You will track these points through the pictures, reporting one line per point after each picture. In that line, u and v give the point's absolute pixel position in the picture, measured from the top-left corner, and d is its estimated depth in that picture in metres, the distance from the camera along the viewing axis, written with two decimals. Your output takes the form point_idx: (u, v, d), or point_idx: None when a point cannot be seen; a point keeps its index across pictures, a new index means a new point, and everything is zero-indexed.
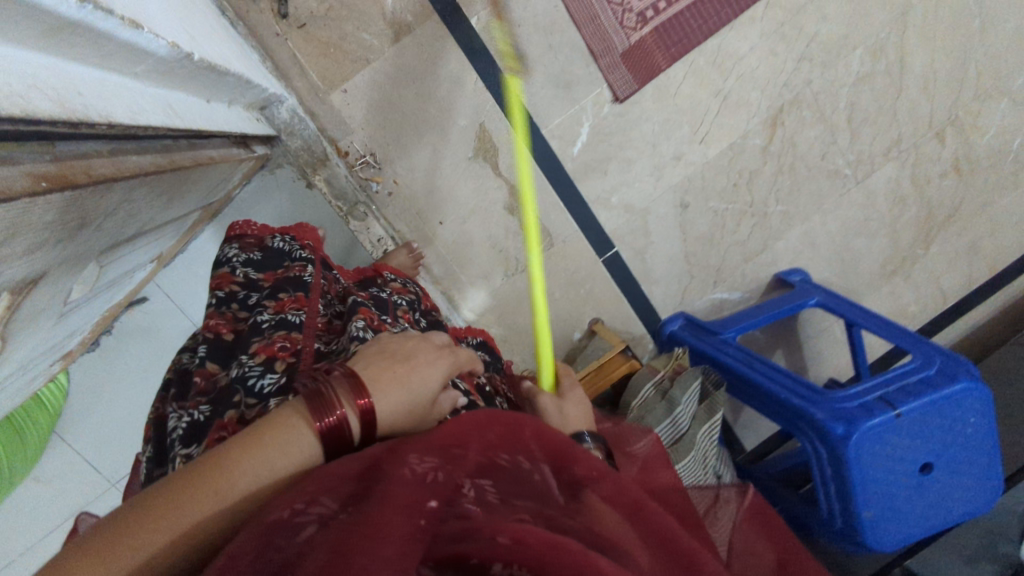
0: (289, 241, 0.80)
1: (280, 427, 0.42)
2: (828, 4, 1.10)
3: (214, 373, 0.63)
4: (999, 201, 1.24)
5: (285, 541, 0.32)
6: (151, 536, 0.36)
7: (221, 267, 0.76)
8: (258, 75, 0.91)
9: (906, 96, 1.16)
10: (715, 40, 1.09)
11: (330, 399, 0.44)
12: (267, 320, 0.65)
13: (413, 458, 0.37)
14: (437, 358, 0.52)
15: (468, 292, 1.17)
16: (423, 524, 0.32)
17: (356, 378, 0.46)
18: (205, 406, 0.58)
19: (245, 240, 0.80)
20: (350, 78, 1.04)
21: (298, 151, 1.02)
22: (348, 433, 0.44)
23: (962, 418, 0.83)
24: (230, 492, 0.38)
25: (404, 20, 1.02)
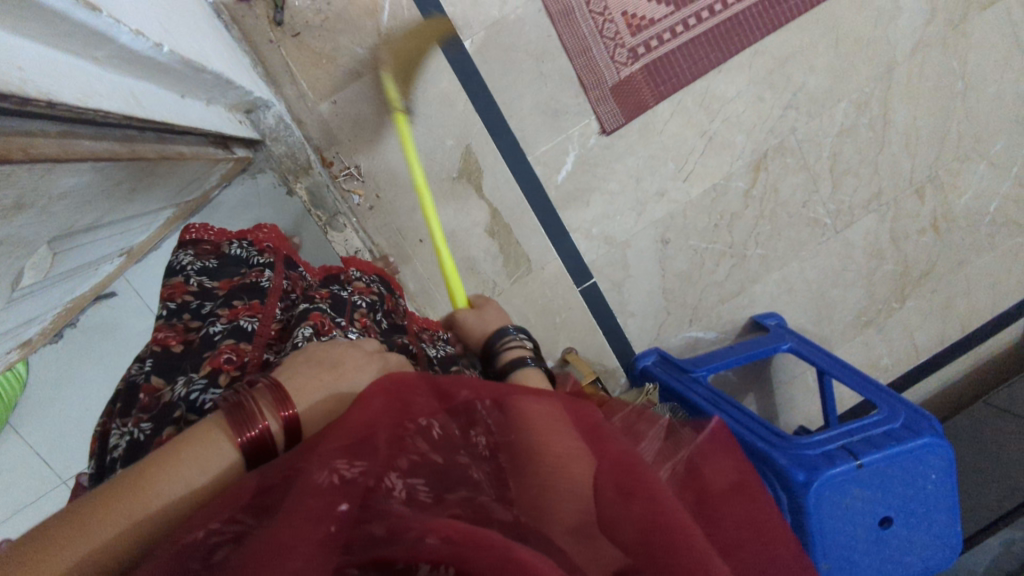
0: (248, 246, 0.77)
1: (197, 442, 0.39)
2: (815, 56, 1.12)
3: (160, 387, 0.58)
4: (974, 262, 1.26)
5: (197, 563, 0.29)
6: (49, 566, 0.32)
7: (174, 276, 0.72)
8: (241, 77, 0.91)
9: (888, 151, 1.18)
10: (704, 81, 1.11)
11: (251, 410, 0.41)
12: (218, 329, 0.62)
13: (334, 461, 0.33)
14: (368, 361, 0.49)
15: (443, 312, 1.16)
16: (333, 531, 0.29)
17: (283, 387, 0.43)
18: (146, 424, 0.54)
19: (200, 246, 0.76)
20: (339, 90, 1.05)
21: (282, 158, 1.00)
22: (272, 444, 0.40)
23: (922, 474, 0.83)
24: (141, 514, 0.35)
25: (398, 38, 1.04)
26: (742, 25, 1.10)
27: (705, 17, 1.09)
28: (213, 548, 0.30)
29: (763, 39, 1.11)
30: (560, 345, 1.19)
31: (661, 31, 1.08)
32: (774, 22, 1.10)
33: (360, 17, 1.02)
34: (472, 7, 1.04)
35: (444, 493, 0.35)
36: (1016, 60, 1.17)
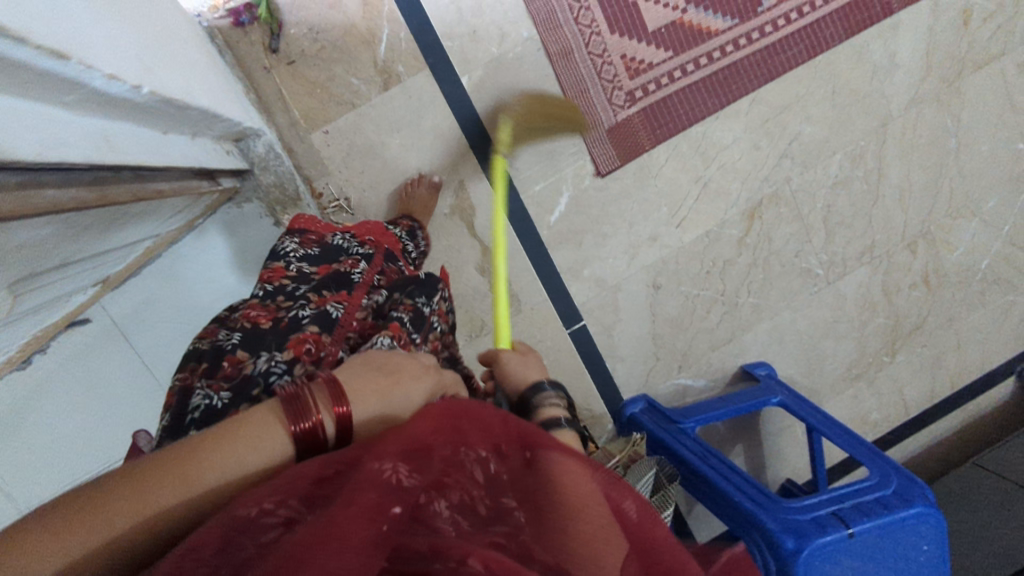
0: (347, 239, 0.81)
1: (249, 425, 0.40)
2: (811, 107, 1.13)
3: (238, 359, 0.60)
4: (964, 319, 1.25)
5: (246, 541, 0.30)
6: (107, 526, 0.33)
7: (277, 260, 0.74)
8: (234, 109, 0.88)
9: (881, 204, 1.18)
10: (700, 127, 1.11)
11: (309, 403, 0.42)
12: (307, 314, 0.65)
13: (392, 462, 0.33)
14: (425, 375, 0.51)
15: None
16: (386, 531, 0.29)
17: (341, 382, 0.44)
18: (225, 393, 0.57)
19: (306, 236, 0.79)
20: (332, 119, 1.03)
21: (270, 187, 0.98)
22: (325, 438, 0.41)
23: (914, 545, 0.81)
24: (195, 489, 0.36)
25: (395, 70, 1.03)
26: (739, 74, 1.10)
27: (703, 64, 1.09)
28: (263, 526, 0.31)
29: (759, 88, 1.11)
30: None
31: (659, 76, 1.08)
32: (771, 72, 1.10)
33: (357, 48, 1.01)
34: (470, 43, 1.03)
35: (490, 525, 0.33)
36: (1005, 120, 1.18)
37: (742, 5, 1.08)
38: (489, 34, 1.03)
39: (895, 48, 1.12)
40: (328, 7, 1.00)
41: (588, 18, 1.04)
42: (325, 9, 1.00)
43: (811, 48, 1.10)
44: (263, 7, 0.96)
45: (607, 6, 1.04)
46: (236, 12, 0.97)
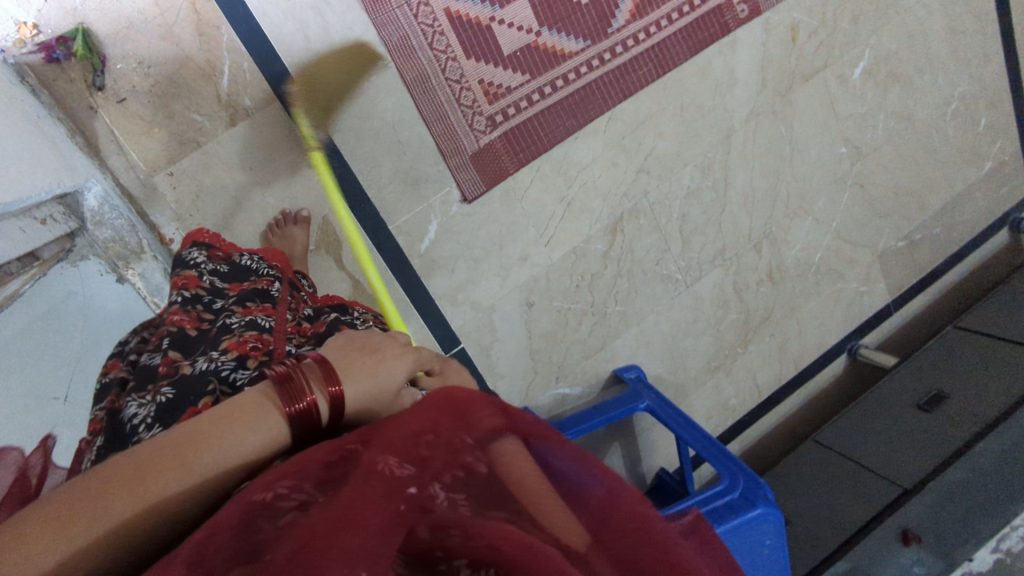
0: (256, 260, 0.85)
1: (249, 408, 0.44)
2: (662, 123, 1.18)
3: (176, 359, 0.64)
4: (804, 307, 1.38)
5: (266, 521, 0.35)
6: (115, 506, 0.37)
7: (187, 269, 0.79)
8: (41, 172, 0.79)
9: (729, 211, 1.26)
10: (560, 149, 1.13)
11: (300, 385, 0.46)
12: (237, 321, 0.68)
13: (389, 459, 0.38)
14: (403, 352, 0.53)
15: None
16: (401, 510, 0.34)
17: (332, 366, 0.48)
18: (169, 389, 0.60)
19: (213, 251, 0.84)
20: (176, 160, 0.95)
21: (107, 243, 0.90)
22: (316, 415, 0.46)
23: (759, 541, 0.91)
24: (191, 471, 0.40)
25: (241, 104, 0.96)
26: (594, 94, 1.12)
27: (559, 86, 1.10)
28: (280, 511, 0.35)
29: (614, 108, 1.14)
30: None
31: (517, 99, 1.08)
32: (624, 91, 1.14)
33: (197, 82, 0.94)
34: (322, 72, 0.98)
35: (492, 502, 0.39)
36: (829, 128, 1.29)
37: (593, 27, 1.09)
38: (341, 62, 0.99)
39: (734, 63, 1.20)
40: (159, 38, 0.91)
41: (442, 43, 1.02)
42: (155, 40, 0.91)
43: (659, 68, 1.15)
44: (81, 43, 0.86)
45: (461, 31, 1.02)
46: (48, 47, 0.86)
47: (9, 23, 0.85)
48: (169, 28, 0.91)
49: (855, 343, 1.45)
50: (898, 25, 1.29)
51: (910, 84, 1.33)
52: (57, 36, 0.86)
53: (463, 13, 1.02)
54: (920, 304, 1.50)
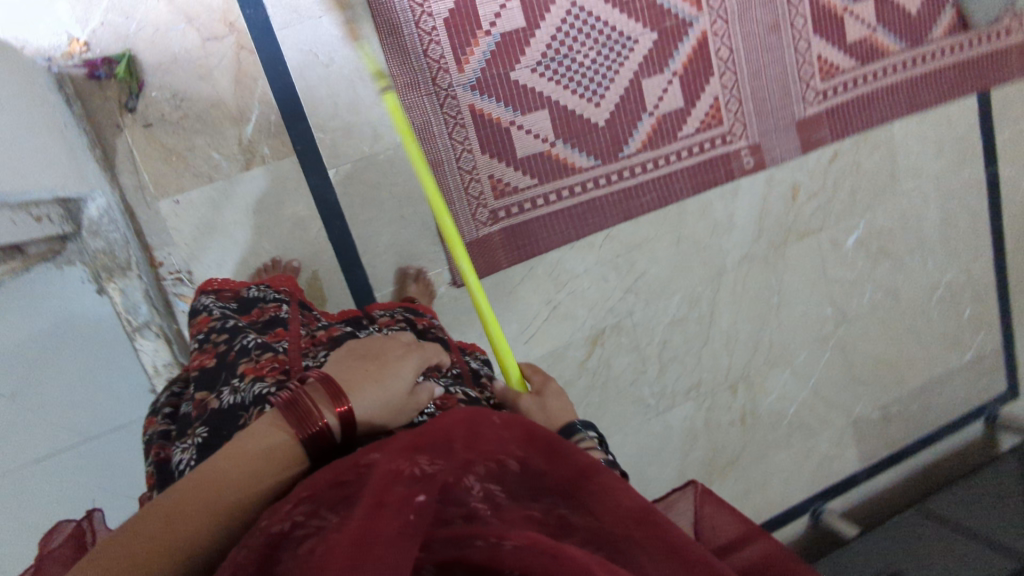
0: (263, 288, 0.86)
1: (261, 437, 0.48)
2: (657, 249, 1.22)
3: (203, 400, 0.65)
4: (772, 458, 1.36)
5: (287, 550, 0.40)
6: (149, 543, 0.41)
7: (199, 313, 0.80)
8: (48, 173, 0.81)
9: (709, 346, 1.27)
10: (556, 254, 1.16)
11: (307, 409, 0.49)
12: (252, 342, 0.69)
13: (419, 460, 0.45)
14: (407, 352, 0.59)
15: None
16: (412, 518, 0.40)
17: (339, 385, 0.52)
18: (200, 429, 0.61)
19: (222, 292, 0.85)
20: (184, 190, 0.98)
21: (98, 253, 0.92)
22: (328, 432, 0.50)
23: None
24: (215, 501, 0.44)
25: (259, 151, 1.00)
26: (596, 210, 1.17)
27: (565, 196, 1.15)
28: (299, 538, 0.40)
29: (613, 226, 1.19)
30: None
31: (523, 200, 1.12)
32: (625, 213, 1.19)
33: (223, 124, 0.98)
34: (343, 138, 1.03)
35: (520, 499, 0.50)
36: (818, 287, 1.34)
37: (605, 148, 1.16)
38: (362, 134, 1.04)
39: (734, 208, 1.26)
40: (198, 77, 0.96)
41: (461, 134, 1.08)
42: (194, 79, 0.96)
43: (661, 197, 1.21)
44: (124, 67, 0.91)
45: (481, 127, 1.08)
46: (92, 64, 0.91)
47: (63, 36, 0.90)
48: (210, 70, 0.96)
49: (820, 506, 1.42)
50: (892, 205, 1.37)
51: (899, 262, 1.39)
52: (104, 57, 0.91)
53: (485, 111, 1.08)
54: (890, 480, 1.48)
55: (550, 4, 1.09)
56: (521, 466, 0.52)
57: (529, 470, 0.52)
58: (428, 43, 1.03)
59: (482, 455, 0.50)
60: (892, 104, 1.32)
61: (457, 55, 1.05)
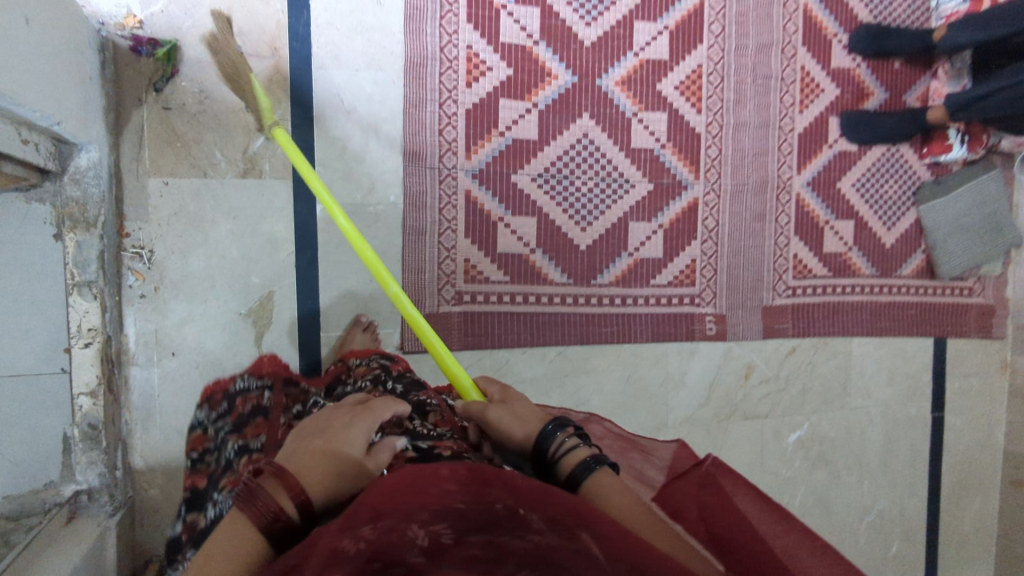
0: (247, 380, 1.03)
1: (223, 546, 0.49)
2: (604, 381, 1.24)
3: (193, 520, 0.73)
4: None
5: None
6: None
7: (198, 432, 0.97)
8: (54, 106, 0.83)
9: None
10: (507, 352, 1.18)
11: (262, 499, 0.51)
12: (234, 449, 0.79)
13: (351, 535, 0.49)
14: (360, 418, 0.61)
15: (155, 435, 1.01)
16: None
17: (290, 471, 0.53)
18: (189, 549, 0.68)
19: (215, 400, 1.01)
20: (176, 174, 1.01)
21: (70, 201, 0.92)
22: (286, 515, 0.51)
23: None
24: None
25: (258, 164, 1.05)
26: (556, 325, 1.19)
27: (530, 301, 1.18)
28: None
29: (566, 344, 1.20)
30: None
31: (490, 292, 1.16)
32: (584, 337, 1.21)
33: (235, 129, 1.04)
34: (341, 179, 1.10)
35: (466, 534, 0.52)
36: (750, 474, 1.34)
37: (580, 270, 1.21)
38: (360, 182, 1.11)
39: (688, 368, 1.28)
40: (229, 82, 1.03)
41: (450, 214, 1.14)
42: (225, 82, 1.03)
43: (620, 333, 1.23)
44: (166, 51, 0.98)
45: (472, 214, 1.15)
46: (138, 40, 0.98)
47: (122, 9, 0.97)
48: None
49: None
50: (838, 416, 1.39)
51: (836, 474, 1.39)
52: (151, 37, 0.98)
53: (480, 201, 1.16)
54: None
55: (564, 129, 1.20)
56: (469, 503, 0.54)
57: (490, 509, 0.54)
58: (446, 125, 1.14)
59: (426, 507, 0.53)
60: (853, 322, 1.38)
61: (469, 145, 1.15)
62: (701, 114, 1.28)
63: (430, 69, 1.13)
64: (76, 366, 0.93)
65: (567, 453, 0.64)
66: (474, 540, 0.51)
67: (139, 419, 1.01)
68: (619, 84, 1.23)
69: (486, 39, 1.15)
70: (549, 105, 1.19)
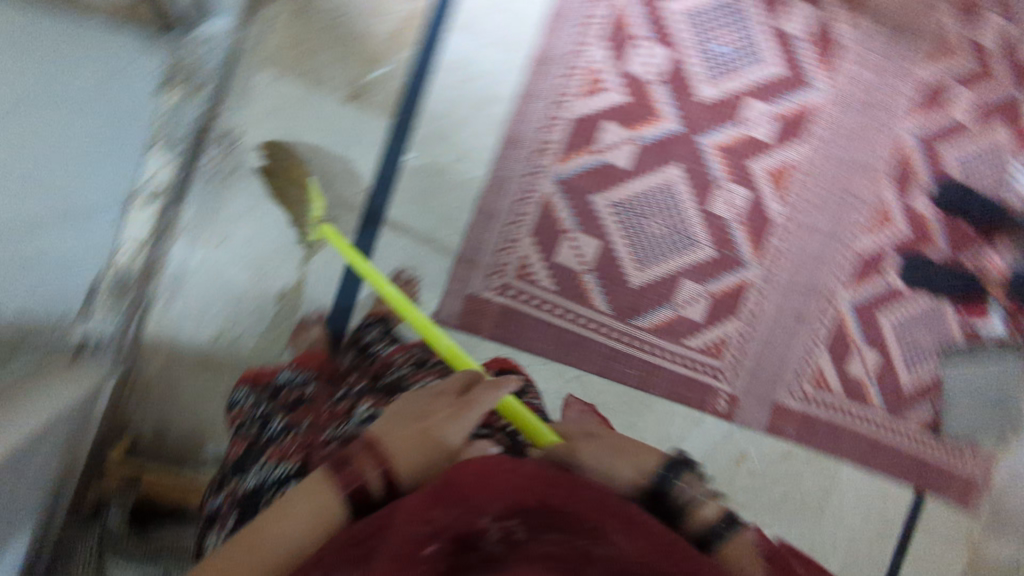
0: (292, 371, 0.89)
1: (307, 499, 0.55)
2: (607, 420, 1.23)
3: (233, 486, 0.72)
4: None
5: None
6: None
7: (235, 408, 0.87)
8: None
9: None
10: (528, 358, 1.18)
11: (354, 467, 0.57)
12: (280, 426, 0.77)
13: (419, 522, 0.47)
14: (459, 414, 0.63)
15: (175, 310, 1.02)
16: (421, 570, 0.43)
17: (381, 446, 0.58)
18: (231, 515, 0.67)
19: (258, 382, 0.91)
20: (288, 76, 1.07)
21: (185, 62, 1.01)
22: (369, 487, 0.56)
23: None
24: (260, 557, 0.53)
25: (366, 96, 1.10)
26: (582, 350, 1.20)
27: (568, 318, 1.18)
28: None
29: (586, 371, 1.21)
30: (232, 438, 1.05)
31: (535, 296, 1.16)
32: (603, 370, 1.21)
33: (356, 58, 1.09)
34: (436, 138, 1.13)
35: (542, 533, 0.46)
36: None
37: (623, 306, 1.21)
38: (453, 147, 1.13)
39: (687, 434, 1.28)
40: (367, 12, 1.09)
41: (523, 209, 1.15)
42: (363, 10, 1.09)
43: (639, 380, 1.24)
44: None
45: (545, 217, 1.16)
46: None
47: None
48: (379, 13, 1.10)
49: None
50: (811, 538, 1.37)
51: None
52: None
53: (557, 209, 1.17)
54: None
55: (654, 171, 1.21)
56: (544, 502, 0.50)
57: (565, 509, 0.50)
58: (549, 125, 1.16)
59: (496, 500, 0.49)
60: (856, 449, 1.33)
61: (564, 151, 1.17)
62: (779, 203, 1.28)
63: (552, 68, 1.16)
64: (133, 214, 0.99)
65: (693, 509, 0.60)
66: (549, 538, 0.45)
67: (164, 289, 1.02)
68: (718, 150, 1.24)
69: (614, 62, 1.18)
70: (650, 143, 1.21)
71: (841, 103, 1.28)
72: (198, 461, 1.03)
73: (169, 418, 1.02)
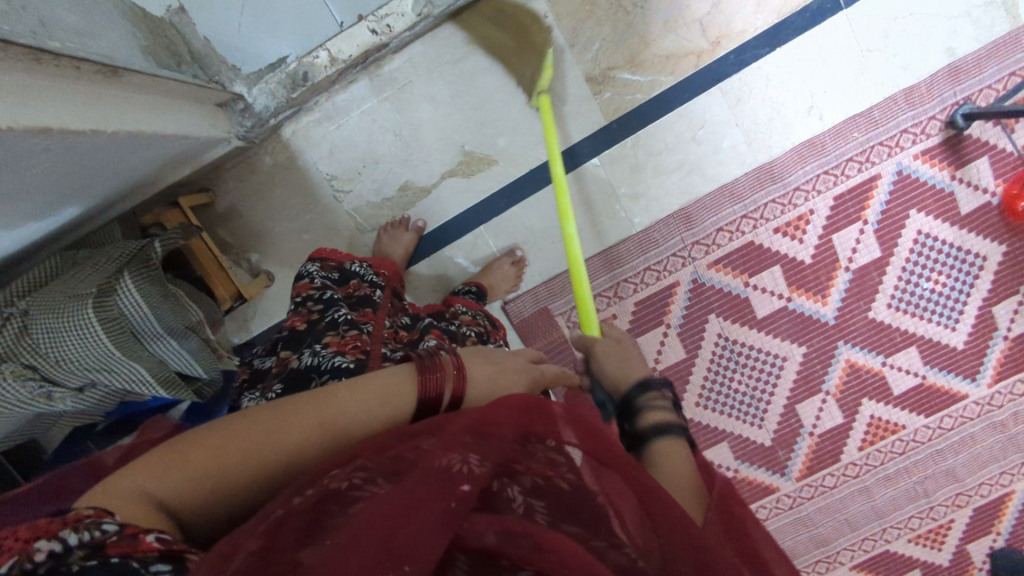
0: (366, 266, 0.94)
1: (382, 389, 0.55)
2: None
3: (285, 357, 0.76)
4: None
5: (337, 505, 0.43)
6: (250, 453, 0.48)
7: (302, 279, 0.89)
8: None
9: None
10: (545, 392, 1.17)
11: (438, 376, 0.57)
12: (341, 317, 0.79)
13: (466, 458, 0.46)
14: (527, 369, 0.65)
15: (320, 132, 1.06)
16: (453, 506, 0.42)
17: (462, 368, 0.59)
18: (277, 384, 0.72)
19: (326, 263, 0.92)
20: (557, 21, 1.04)
21: None
22: (442, 397, 0.57)
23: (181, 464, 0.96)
24: (327, 424, 0.52)
25: (604, 86, 1.07)
26: None
27: None
28: (350, 495, 0.43)
29: None
30: (283, 260, 1.11)
31: None
32: None
33: (625, 49, 1.05)
34: (627, 165, 1.10)
35: (561, 521, 0.45)
36: None
37: None
38: (634, 183, 1.11)
39: None
40: (666, 19, 1.04)
41: (648, 277, 1.13)
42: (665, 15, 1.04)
43: None
44: None
45: (657, 297, 1.13)
46: None
47: None
48: (676, 27, 1.04)
49: None
50: None
51: None
52: None
53: (672, 299, 1.13)
54: None
55: (781, 338, 1.14)
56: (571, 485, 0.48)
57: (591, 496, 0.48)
58: (728, 230, 1.11)
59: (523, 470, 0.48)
60: None
61: (720, 259, 1.12)
62: (858, 451, 1.17)
63: (771, 188, 1.10)
64: (348, 32, 0.98)
65: (646, 410, 0.60)
66: (569, 529, 0.44)
67: (324, 110, 1.06)
68: (847, 364, 1.15)
69: (828, 222, 1.10)
70: (795, 312, 1.13)
71: (985, 417, 1.16)
72: (240, 254, 1.11)
73: (251, 208, 1.09)
